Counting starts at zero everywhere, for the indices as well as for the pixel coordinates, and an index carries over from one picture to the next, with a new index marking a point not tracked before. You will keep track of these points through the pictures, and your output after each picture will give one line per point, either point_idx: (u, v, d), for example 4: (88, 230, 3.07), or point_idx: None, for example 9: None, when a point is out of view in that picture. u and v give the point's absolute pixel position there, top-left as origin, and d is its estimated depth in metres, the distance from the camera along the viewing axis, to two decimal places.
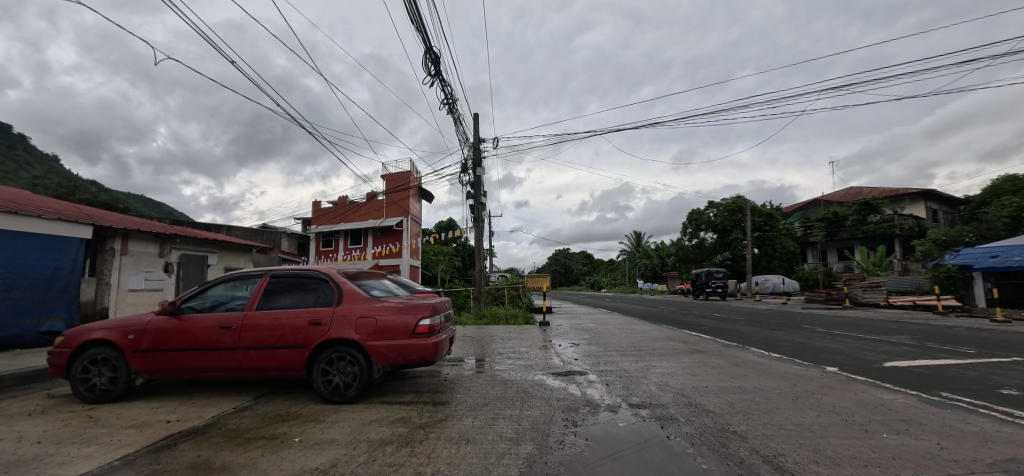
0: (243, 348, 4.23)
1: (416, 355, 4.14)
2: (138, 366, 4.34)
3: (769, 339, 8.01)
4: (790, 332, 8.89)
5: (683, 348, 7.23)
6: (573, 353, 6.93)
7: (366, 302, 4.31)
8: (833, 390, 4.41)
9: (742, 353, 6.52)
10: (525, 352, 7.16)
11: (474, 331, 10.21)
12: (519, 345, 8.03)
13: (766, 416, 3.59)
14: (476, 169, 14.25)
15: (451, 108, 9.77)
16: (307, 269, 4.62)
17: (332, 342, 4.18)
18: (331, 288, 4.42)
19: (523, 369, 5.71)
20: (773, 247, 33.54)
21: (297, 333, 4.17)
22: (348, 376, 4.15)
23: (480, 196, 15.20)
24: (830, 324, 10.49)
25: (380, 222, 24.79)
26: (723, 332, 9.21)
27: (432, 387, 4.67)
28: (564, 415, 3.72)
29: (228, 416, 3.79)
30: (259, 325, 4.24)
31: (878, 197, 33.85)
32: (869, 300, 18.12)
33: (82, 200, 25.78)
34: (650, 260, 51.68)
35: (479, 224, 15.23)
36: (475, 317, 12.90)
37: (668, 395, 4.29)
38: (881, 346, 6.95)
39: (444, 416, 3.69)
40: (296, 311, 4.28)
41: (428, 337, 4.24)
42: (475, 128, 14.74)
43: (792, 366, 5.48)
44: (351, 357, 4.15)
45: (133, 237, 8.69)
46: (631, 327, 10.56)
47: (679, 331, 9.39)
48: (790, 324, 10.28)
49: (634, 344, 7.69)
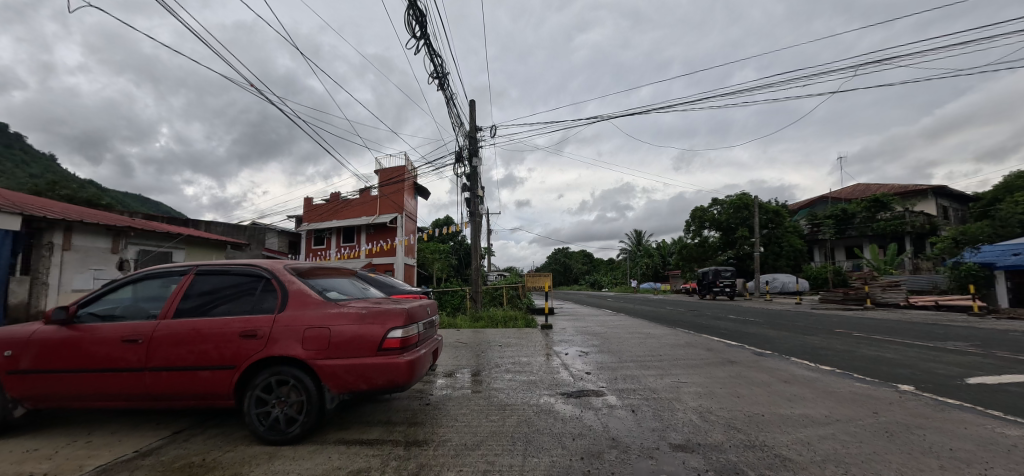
0: (153, 369, 3.18)
1: (384, 379, 3.08)
2: (17, 393, 3.29)
3: (809, 347, 6.91)
4: (825, 338, 7.84)
5: (712, 357, 6.18)
6: (583, 365, 5.86)
7: (319, 306, 3.26)
8: (930, 422, 3.36)
9: (786, 365, 5.46)
10: (528, 363, 6.07)
11: (470, 336, 9.15)
12: (519, 353, 6.95)
13: (869, 468, 2.53)
14: (471, 159, 13.15)
15: (441, 84, 8.69)
16: (243, 265, 3.55)
17: (271, 361, 3.13)
18: (271, 290, 3.36)
19: (525, 387, 4.64)
20: (781, 245, 32.51)
21: (225, 349, 3.13)
22: (291, 408, 3.08)
23: (476, 189, 14.09)
24: (865, 327, 9.41)
25: (373, 218, 23.71)
26: (750, 338, 8.12)
27: (408, 417, 3.61)
28: (585, 465, 2.65)
29: (120, 467, 2.74)
30: (174, 339, 3.20)
31: (888, 193, 32.89)
32: (888, 300, 17.07)
33: (62, 196, 24.38)
34: (651, 259, 50.74)
35: (475, 218, 14.13)
36: (470, 320, 11.81)
37: (718, 432, 3.19)
38: (945, 356, 5.88)
39: (418, 469, 2.61)
40: (223, 319, 3.24)
41: (400, 354, 3.17)
42: (470, 114, 13.63)
43: (857, 385, 4.44)
44: (294, 381, 3.08)
45: (77, 230, 7.65)
46: (644, 330, 9.48)
47: (699, 337, 8.29)
48: (819, 328, 9.23)
49: (653, 353, 6.60)
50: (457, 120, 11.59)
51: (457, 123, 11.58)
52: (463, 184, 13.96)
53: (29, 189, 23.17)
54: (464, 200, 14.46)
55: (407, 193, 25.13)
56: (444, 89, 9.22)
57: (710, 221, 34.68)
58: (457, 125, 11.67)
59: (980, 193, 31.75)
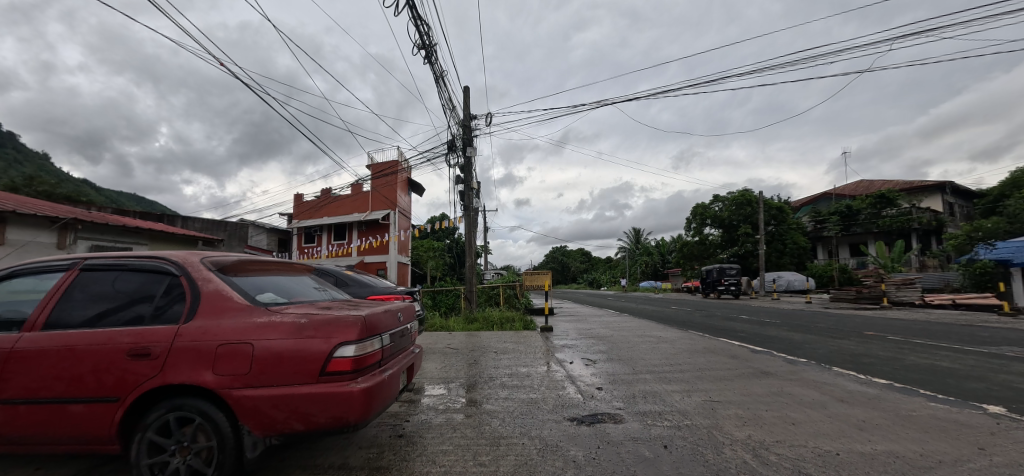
0: (8, 402, 2.30)
1: (328, 416, 2.19)
2: None
3: (846, 354, 6.10)
4: (859, 343, 7.00)
5: (739, 367, 5.31)
6: (591, 376, 5.01)
7: (239, 313, 2.36)
8: None
9: (832, 378, 4.63)
10: (527, 374, 5.21)
11: (462, 341, 8.20)
12: (517, 361, 6.02)
13: None
14: (465, 148, 12.25)
15: (428, 58, 7.76)
16: (146, 258, 2.63)
17: (171, 389, 2.25)
18: (177, 290, 2.46)
19: (527, 410, 3.73)
20: (784, 242, 31.79)
21: (108, 374, 2.25)
22: (198, 457, 2.21)
23: (470, 181, 13.18)
24: (898, 329, 8.57)
25: (365, 215, 22.75)
26: (775, 342, 7.27)
27: (370, 459, 2.72)
28: None
29: None
30: (38, 359, 2.31)
31: (895, 189, 32.18)
32: (903, 299, 16.28)
33: (40, 192, 23.08)
34: (650, 257, 50.03)
35: (470, 212, 13.23)
36: (464, 322, 10.90)
37: None
38: (1010, 364, 5.07)
39: None
40: (109, 332, 2.35)
41: (352, 380, 2.27)
42: (464, 101, 12.71)
43: (936, 408, 3.61)
44: (200, 419, 2.20)
45: (12, 222, 6.71)
46: (654, 333, 8.56)
47: (716, 340, 7.47)
48: (846, 330, 8.37)
49: (671, 362, 5.75)
50: (448, 104, 10.64)
51: (449, 107, 10.68)
52: (456, 176, 13.04)
53: (4, 183, 21.90)
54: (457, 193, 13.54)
55: (400, 188, 24.16)
56: (432, 65, 8.27)
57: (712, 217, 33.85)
58: (447, 109, 10.72)
59: (986, 189, 31.15)
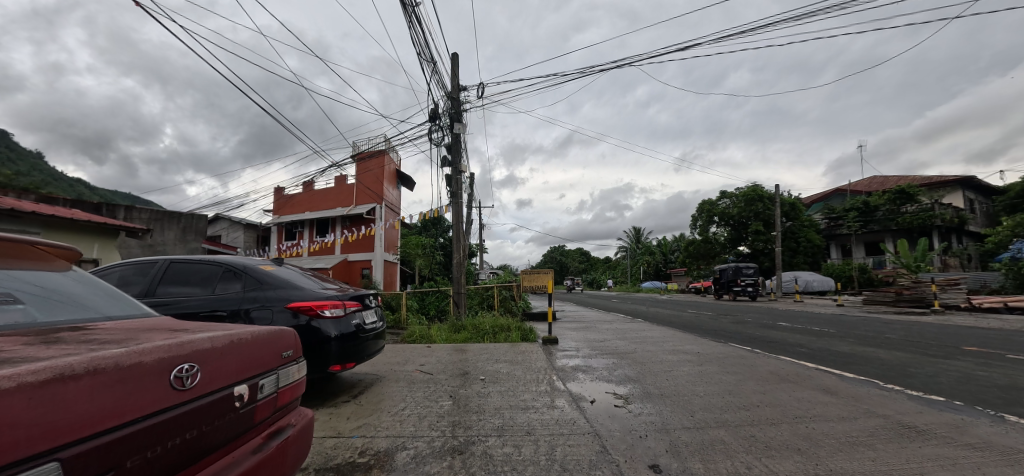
0: None
1: None
2: None
3: (990, 385, 4.23)
4: (977, 363, 5.18)
5: (860, 414, 3.40)
6: (626, 435, 3.04)
7: None
8: None
9: None
10: (528, 428, 3.26)
11: (441, 359, 6.20)
12: (511, 397, 4.12)
13: None
14: (452, 123, 10.30)
15: None
16: None
17: None
18: None
19: None
20: (798, 241, 29.99)
21: None
22: None
23: (459, 162, 11.21)
24: (1005, 342, 6.68)
25: (348, 209, 20.74)
26: (861, 362, 5.39)
27: None
28: None
29: None
30: None
31: (915, 184, 30.37)
32: (950, 301, 14.46)
33: None
34: (652, 257, 48.03)
35: (458, 199, 11.27)
36: (449, 331, 8.90)
37: None
38: None
39: None
40: None
41: None
42: (453, 67, 10.78)
43: None
44: None
45: None
46: (688, 349, 6.67)
47: (781, 361, 5.52)
48: (938, 345, 6.53)
49: (741, 403, 3.81)
50: (429, 61, 8.70)
51: (431, 66, 8.73)
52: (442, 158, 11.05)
53: None
54: (444, 179, 11.53)
55: (387, 179, 22.11)
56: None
57: (721, 214, 31.92)
58: (428, 68, 8.77)
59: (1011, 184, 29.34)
